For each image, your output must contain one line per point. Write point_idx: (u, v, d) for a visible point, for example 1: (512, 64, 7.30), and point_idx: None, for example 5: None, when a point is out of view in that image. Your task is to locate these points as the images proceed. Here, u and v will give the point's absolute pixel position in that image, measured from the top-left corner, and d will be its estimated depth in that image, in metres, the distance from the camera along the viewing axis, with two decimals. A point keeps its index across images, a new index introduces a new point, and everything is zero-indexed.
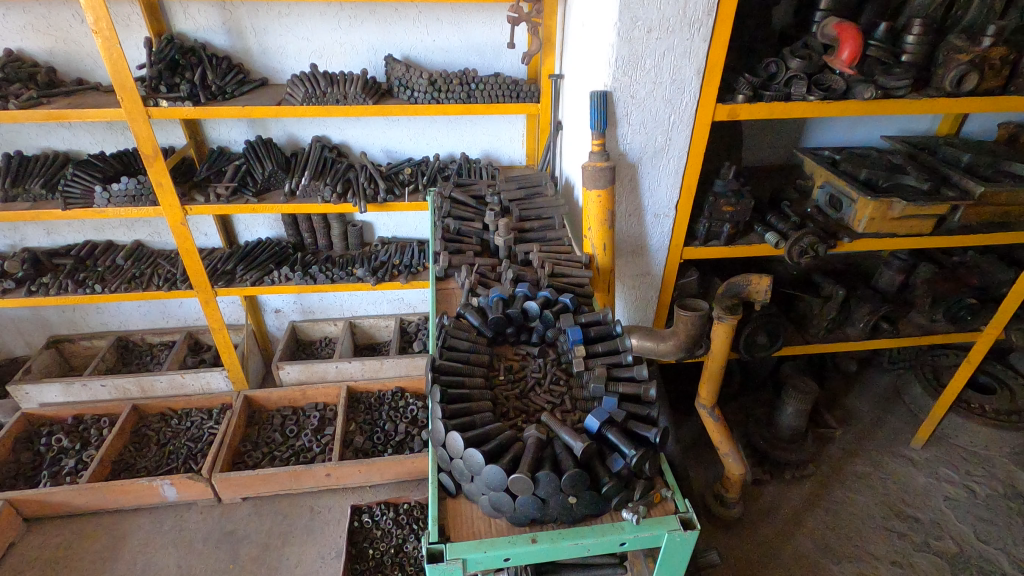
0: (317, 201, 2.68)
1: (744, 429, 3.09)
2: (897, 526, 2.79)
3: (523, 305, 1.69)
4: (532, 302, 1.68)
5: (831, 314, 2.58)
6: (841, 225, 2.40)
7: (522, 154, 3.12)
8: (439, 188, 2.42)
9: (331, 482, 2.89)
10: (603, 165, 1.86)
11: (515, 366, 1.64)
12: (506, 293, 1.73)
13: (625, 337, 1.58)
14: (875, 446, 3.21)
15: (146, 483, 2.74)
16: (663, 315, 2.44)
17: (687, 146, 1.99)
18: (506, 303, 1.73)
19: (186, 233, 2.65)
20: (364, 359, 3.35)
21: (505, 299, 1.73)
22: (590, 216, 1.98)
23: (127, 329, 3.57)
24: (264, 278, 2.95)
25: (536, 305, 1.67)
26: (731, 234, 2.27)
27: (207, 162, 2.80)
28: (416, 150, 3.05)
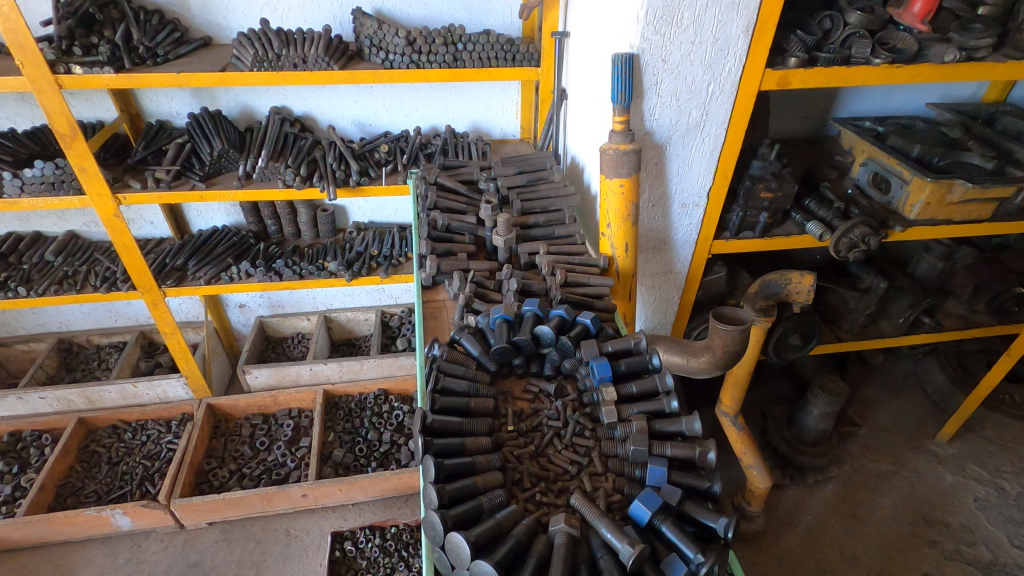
0: (277, 185, 2.27)
1: (762, 428, 2.84)
2: (927, 533, 2.58)
3: (536, 330, 1.36)
4: (545, 328, 1.34)
5: (869, 310, 2.28)
6: (889, 211, 2.07)
7: (516, 127, 2.72)
8: (423, 171, 2.03)
9: (309, 503, 2.58)
10: (627, 148, 1.49)
11: (526, 408, 1.32)
12: (511, 314, 1.39)
13: (666, 373, 1.25)
14: (899, 442, 2.97)
15: (94, 513, 2.40)
16: (685, 316, 2.13)
17: (726, 122, 1.63)
18: (512, 327, 1.40)
19: (123, 226, 2.25)
20: (342, 360, 2.99)
21: (509, 322, 1.39)
22: (608, 210, 1.62)
23: (70, 330, 3.16)
24: (221, 274, 2.55)
25: (550, 331, 1.34)
26: (768, 224, 1.93)
27: (143, 139, 2.35)
28: (393, 122, 2.63)
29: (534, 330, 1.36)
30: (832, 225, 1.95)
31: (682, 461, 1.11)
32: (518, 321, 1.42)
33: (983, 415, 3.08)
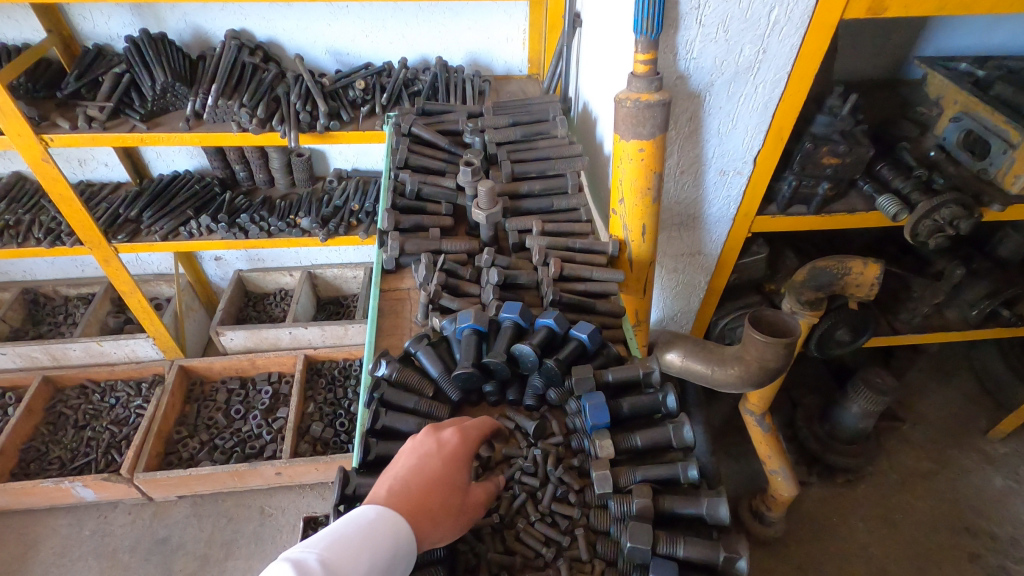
0: (231, 128, 1.90)
1: (790, 420, 2.51)
2: (971, 547, 2.23)
3: (513, 349, 1.03)
4: (523, 347, 1.02)
5: (938, 299, 1.87)
6: (982, 181, 1.61)
7: (523, 60, 2.27)
8: (398, 116, 1.64)
9: (284, 480, 2.38)
10: (652, 99, 1.09)
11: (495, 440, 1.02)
12: (481, 323, 1.06)
13: (684, 423, 0.92)
14: (947, 436, 2.56)
15: (53, 485, 2.23)
16: (713, 303, 1.77)
17: (789, 64, 1.20)
18: (483, 339, 1.08)
19: (55, 172, 1.91)
20: (324, 323, 2.71)
21: (479, 332, 1.07)
22: (622, 181, 1.23)
23: (36, 279, 2.92)
24: (180, 229, 2.22)
25: (528, 351, 1.01)
26: (828, 197, 1.52)
27: (76, 68, 1.97)
28: (374, 52, 2.20)
29: (510, 347, 1.03)
30: (909, 201, 1.53)
31: (699, 564, 0.79)
32: (491, 330, 1.10)
33: None
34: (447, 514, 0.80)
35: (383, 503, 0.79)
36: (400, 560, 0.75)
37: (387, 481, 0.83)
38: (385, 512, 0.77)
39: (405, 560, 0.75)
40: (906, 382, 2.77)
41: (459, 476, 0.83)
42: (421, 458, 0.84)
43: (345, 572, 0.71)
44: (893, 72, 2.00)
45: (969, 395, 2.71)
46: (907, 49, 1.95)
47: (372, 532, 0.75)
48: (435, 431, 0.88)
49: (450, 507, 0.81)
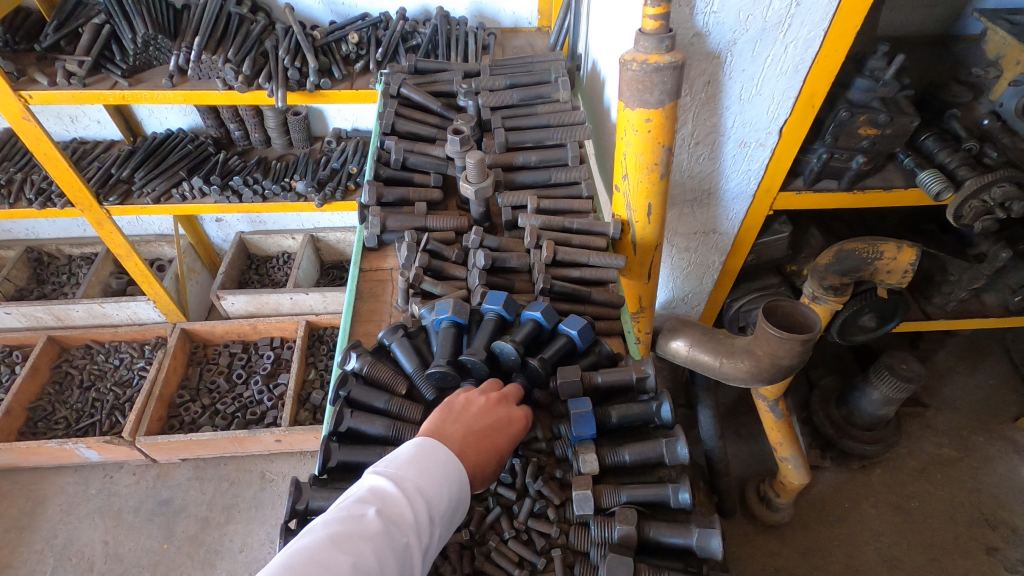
0: (216, 85, 1.78)
1: (805, 402, 2.40)
2: (989, 538, 2.13)
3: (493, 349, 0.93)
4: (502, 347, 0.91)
5: (977, 284, 1.71)
6: None
7: (533, 12, 2.08)
8: (389, 75, 1.50)
9: (283, 447, 2.37)
10: (662, 61, 0.94)
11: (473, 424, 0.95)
12: (460, 316, 0.96)
13: (678, 440, 0.81)
14: (972, 423, 2.42)
15: (57, 446, 2.25)
16: (727, 285, 1.64)
17: (827, 20, 1.03)
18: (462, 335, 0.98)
19: (37, 131, 1.83)
20: (326, 290, 2.65)
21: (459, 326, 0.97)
22: (625, 155, 1.09)
23: (39, 237, 2.90)
24: (172, 191, 2.14)
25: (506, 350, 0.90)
26: (861, 172, 1.36)
27: (54, 18, 1.86)
28: (371, 3, 2.03)
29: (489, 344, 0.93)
30: (955, 177, 1.36)
31: None
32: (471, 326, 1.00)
33: None
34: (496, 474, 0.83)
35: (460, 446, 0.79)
36: (464, 506, 0.77)
37: (459, 424, 0.81)
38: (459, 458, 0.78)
39: (462, 508, 0.78)
40: (933, 365, 2.61)
41: (514, 446, 0.84)
42: (495, 422, 0.83)
43: (432, 508, 0.72)
44: (947, 26, 1.77)
45: (999, 380, 2.55)
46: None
47: (453, 475, 0.76)
48: (506, 397, 0.87)
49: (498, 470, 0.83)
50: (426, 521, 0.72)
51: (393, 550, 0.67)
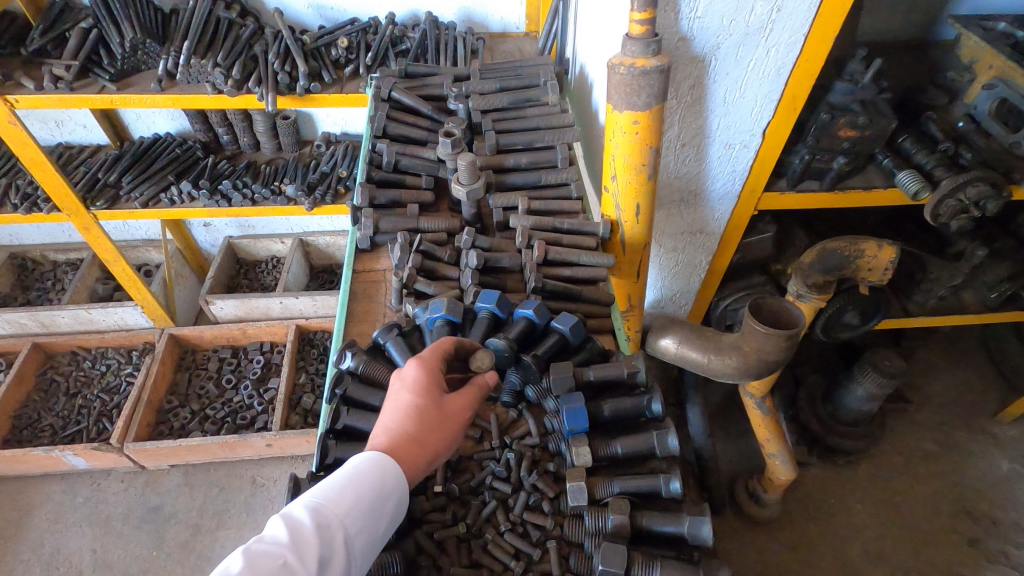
0: (205, 89, 1.78)
1: (791, 399, 2.44)
2: (970, 531, 2.18)
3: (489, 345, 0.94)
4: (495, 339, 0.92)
5: (955, 282, 1.75)
6: (1013, 156, 1.47)
7: (521, 16, 2.11)
8: (379, 79, 1.51)
9: (274, 452, 2.36)
10: (648, 65, 0.97)
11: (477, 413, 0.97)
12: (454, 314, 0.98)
13: (669, 432, 0.83)
14: (953, 418, 2.48)
15: (44, 453, 2.22)
16: (713, 284, 1.67)
17: (807, 26, 1.07)
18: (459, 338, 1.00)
19: (24, 136, 1.82)
20: (316, 293, 2.64)
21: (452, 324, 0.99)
22: (614, 157, 1.12)
23: (23, 243, 2.87)
24: (161, 196, 2.13)
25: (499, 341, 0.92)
26: (843, 172, 1.40)
27: (41, 23, 1.85)
28: (361, 8, 2.05)
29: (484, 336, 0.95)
30: (932, 178, 1.40)
31: None
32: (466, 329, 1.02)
33: None
34: (423, 427, 0.79)
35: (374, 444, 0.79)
36: (393, 493, 0.75)
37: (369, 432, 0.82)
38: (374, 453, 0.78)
39: (394, 494, 0.76)
40: (915, 363, 2.66)
41: (433, 394, 0.81)
42: (393, 399, 0.82)
43: (326, 517, 0.71)
44: (924, 32, 1.83)
45: (979, 376, 2.61)
46: (941, 5, 1.77)
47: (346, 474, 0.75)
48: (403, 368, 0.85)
49: (425, 422, 0.79)
50: (316, 530, 0.70)
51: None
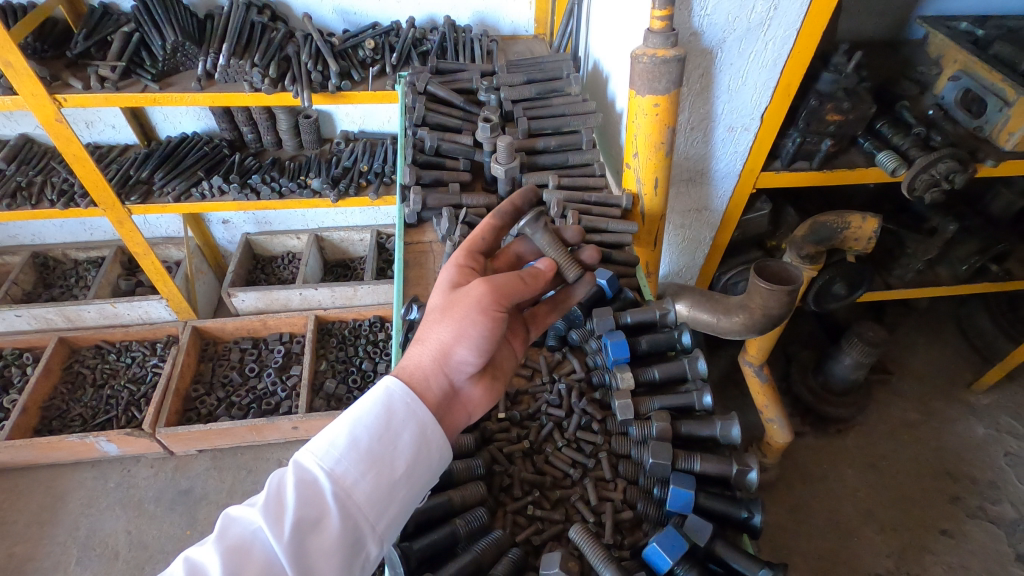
0: (242, 87, 1.91)
1: (784, 374, 2.62)
2: (950, 489, 2.35)
3: (546, 243, 1.02)
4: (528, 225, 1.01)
5: (930, 255, 1.94)
6: (977, 138, 1.66)
7: (530, 19, 2.29)
8: (413, 75, 1.67)
9: (300, 434, 2.47)
10: (668, 55, 1.13)
11: (564, 300, 1.04)
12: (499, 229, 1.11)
13: (698, 357, 1.00)
14: (932, 389, 2.67)
15: (78, 440, 2.31)
16: (716, 258, 1.85)
17: (799, 21, 1.24)
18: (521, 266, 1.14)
19: (68, 133, 1.91)
20: (334, 285, 2.77)
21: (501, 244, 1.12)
22: (636, 136, 1.28)
23: (45, 243, 2.96)
24: (192, 191, 2.25)
25: (531, 220, 1.00)
26: (830, 153, 1.58)
27: (84, 27, 1.97)
28: (382, 12, 2.21)
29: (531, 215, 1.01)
30: (907, 157, 1.58)
31: (713, 479, 0.88)
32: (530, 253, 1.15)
33: None
34: (426, 324, 0.85)
35: (383, 382, 0.82)
36: (405, 429, 0.78)
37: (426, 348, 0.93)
38: (380, 392, 0.81)
39: (407, 428, 0.78)
40: (897, 339, 2.86)
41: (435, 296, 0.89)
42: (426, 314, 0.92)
43: (310, 479, 0.73)
44: (895, 31, 2.03)
45: (955, 350, 2.81)
46: (910, 7, 1.98)
47: (342, 428, 0.77)
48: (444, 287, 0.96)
49: (430, 319, 0.86)
50: (303, 489, 0.72)
51: (256, 539, 0.69)
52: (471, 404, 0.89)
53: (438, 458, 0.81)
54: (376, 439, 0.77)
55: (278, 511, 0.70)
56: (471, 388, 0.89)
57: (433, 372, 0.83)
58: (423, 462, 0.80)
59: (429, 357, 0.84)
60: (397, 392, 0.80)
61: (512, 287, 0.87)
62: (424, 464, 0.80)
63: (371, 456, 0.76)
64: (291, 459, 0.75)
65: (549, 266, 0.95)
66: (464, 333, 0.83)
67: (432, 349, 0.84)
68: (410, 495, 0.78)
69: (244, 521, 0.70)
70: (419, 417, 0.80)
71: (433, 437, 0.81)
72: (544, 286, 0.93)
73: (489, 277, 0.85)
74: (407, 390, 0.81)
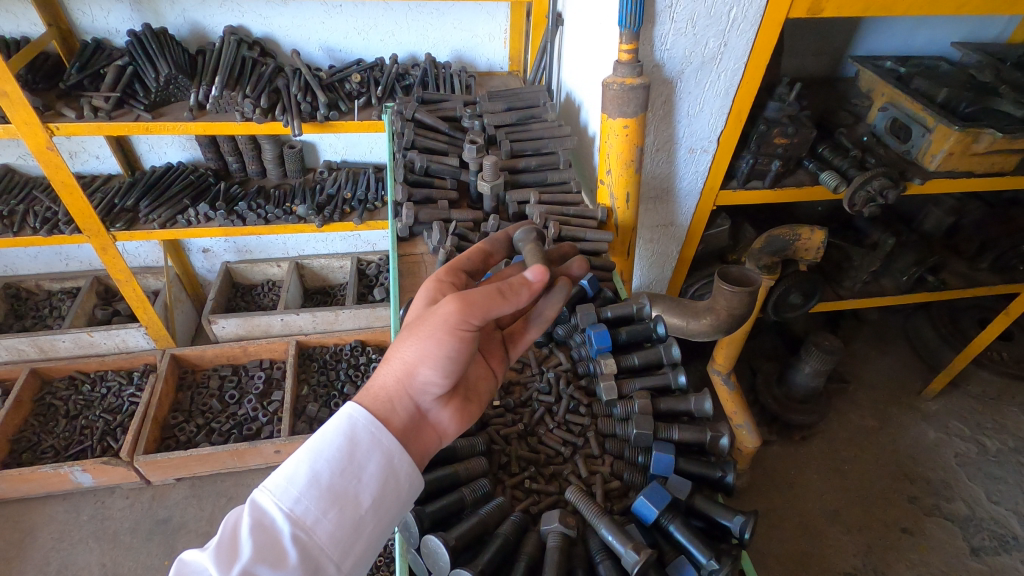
0: (234, 117, 2.00)
1: (750, 385, 2.76)
2: (907, 490, 2.49)
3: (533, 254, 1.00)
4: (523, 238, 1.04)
5: (874, 267, 2.13)
6: (907, 161, 1.87)
7: (504, 57, 2.48)
8: (400, 104, 1.81)
9: (282, 459, 2.46)
10: (635, 83, 1.27)
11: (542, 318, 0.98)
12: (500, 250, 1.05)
13: (672, 344, 1.11)
14: (886, 397, 2.85)
15: (52, 470, 2.25)
16: (683, 272, 2.00)
17: (746, 55, 1.43)
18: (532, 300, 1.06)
19: (59, 161, 1.96)
20: (315, 309, 2.81)
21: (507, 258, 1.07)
22: (609, 155, 1.42)
23: (19, 274, 2.95)
24: (177, 218, 2.29)
25: (524, 232, 1.05)
26: (780, 173, 1.76)
27: (77, 61, 2.05)
28: (366, 49, 2.37)
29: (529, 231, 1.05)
30: (847, 176, 1.77)
31: (690, 446, 0.99)
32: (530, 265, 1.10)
33: (972, 372, 2.98)
34: (397, 342, 0.83)
35: (345, 410, 0.79)
36: (369, 460, 0.77)
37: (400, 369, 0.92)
38: (342, 421, 0.78)
39: (371, 459, 0.77)
40: (852, 351, 3.05)
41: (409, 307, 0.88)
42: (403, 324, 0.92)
43: (261, 522, 0.71)
44: (831, 69, 2.28)
45: (904, 361, 3.01)
46: (843, 49, 2.23)
47: (296, 464, 0.75)
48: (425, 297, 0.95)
49: (399, 336, 0.84)
50: (253, 531, 0.69)
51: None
52: (440, 427, 0.88)
53: (408, 487, 0.80)
54: (338, 473, 0.75)
55: (233, 555, 0.67)
56: (443, 410, 0.87)
57: (396, 394, 0.81)
58: (390, 493, 0.78)
59: (395, 376, 0.82)
60: (361, 420, 0.79)
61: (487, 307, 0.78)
62: (392, 495, 0.79)
63: (333, 492, 0.74)
64: (249, 501, 0.73)
65: (540, 275, 0.81)
66: (426, 352, 0.80)
67: (396, 367, 0.82)
68: (377, 528, 0.77)
69: (198, 566, 0.68)
70: (385, 445, 0.78)
71: (400, 466, 0.80)
72: (528, 299, 0.81)
73: (461, 296, 0.76)
74: (374, 420, 0.79)
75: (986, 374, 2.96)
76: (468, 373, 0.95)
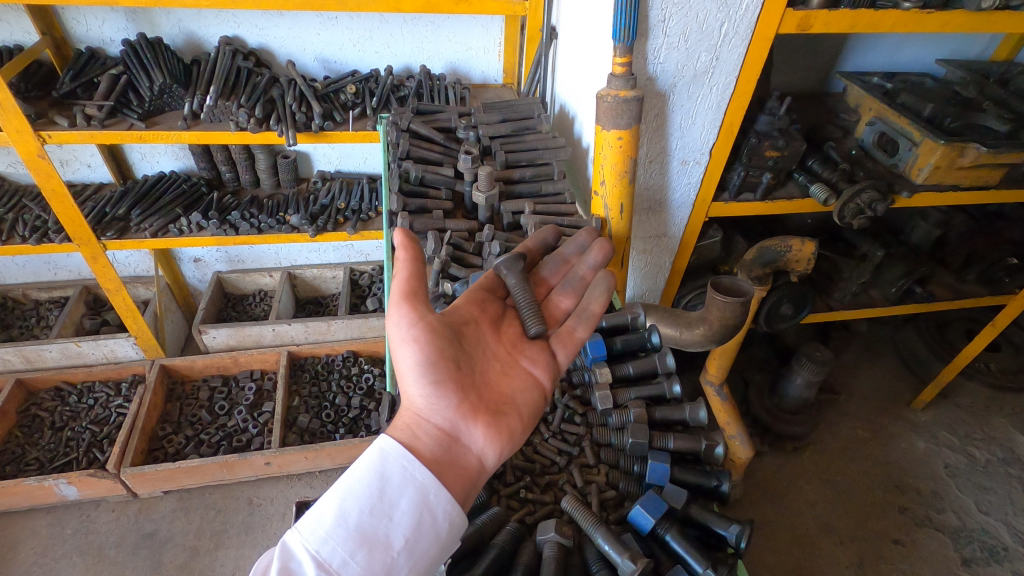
0: (228, 127, 2.00)
1: (743, 396, 2.78)
2: (898, 500, 2.50)
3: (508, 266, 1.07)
4: (506, 267, 1.06)
5: (863, 279, 2.15)
6: (894, 174, 1.90)
7: (499, 70, 2.50)
8: (395, 115, 1.82)
9: (273, 470, 2.43)
10: (628, 95, 1.29)
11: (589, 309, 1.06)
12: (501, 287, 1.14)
13: (667, 352, 1.12)
14: (877, 409, 2.87)
15: (36, 483, 2.20)
16: (675, 283, 2.02)
17: (737, 69, 1.45)
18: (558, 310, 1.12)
19: (51, 169, 1.94)
20: (308, 319, 2.79)
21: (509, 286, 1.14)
22: (603, 166, 1.44)
23: (5, 283, 2.91)
24: (169, 227, 2.28)
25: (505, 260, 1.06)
26: (771, 185, 1.78)
27: (70, 69, 2.05)
28: (360, 60, 2.38)
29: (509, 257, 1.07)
30: (836, 188, 1.79)
31: (684, 455, 1.00)
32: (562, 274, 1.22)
33: (960, 383, 3.01)
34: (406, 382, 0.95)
35: (376, 447, 0.82)
36: (400, 498, 0.77)
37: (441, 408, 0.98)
38: (374, 459, 0.81)
39: (403, 496, 0.78)
40: (842, 363, 3.08)
41: None
42: None
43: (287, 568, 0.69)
44: (820, 84, 2.33)
45: (894, 372, 3.03)
46: (831, 64, 2.28)
47: (326, 506, 0.75)
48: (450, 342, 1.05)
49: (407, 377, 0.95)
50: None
51: None
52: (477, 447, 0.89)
53: (446, 528, 0.79)
54: (368, 512, 0.75)
55: None
56: (472, 430, 0.90)
57: (413, 421, 0.88)
58: (424, 534, 0.77)
59: (410, 407, 0.90)
60: (392, 457, 0.81)
61: (412, 292, 0.91)
62: (428, 537, 0.77)
63: (362, 532, 0.73)
64: (278, 546, 0.72)
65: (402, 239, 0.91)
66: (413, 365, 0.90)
67: (407, 399, 0.91)
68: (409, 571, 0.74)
69: None
70: (415, 481, 0.79)
71: (437, 504, 0.80)
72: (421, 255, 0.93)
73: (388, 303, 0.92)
74: (404, 453, 0.82)
75: (974, 385, 2.99)
76: (502, 391, 0.97)
